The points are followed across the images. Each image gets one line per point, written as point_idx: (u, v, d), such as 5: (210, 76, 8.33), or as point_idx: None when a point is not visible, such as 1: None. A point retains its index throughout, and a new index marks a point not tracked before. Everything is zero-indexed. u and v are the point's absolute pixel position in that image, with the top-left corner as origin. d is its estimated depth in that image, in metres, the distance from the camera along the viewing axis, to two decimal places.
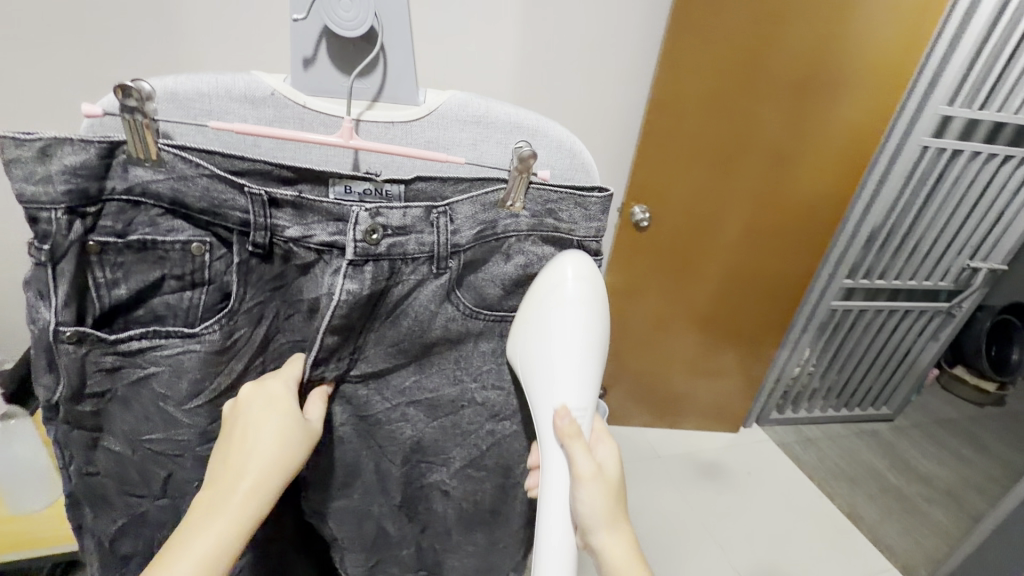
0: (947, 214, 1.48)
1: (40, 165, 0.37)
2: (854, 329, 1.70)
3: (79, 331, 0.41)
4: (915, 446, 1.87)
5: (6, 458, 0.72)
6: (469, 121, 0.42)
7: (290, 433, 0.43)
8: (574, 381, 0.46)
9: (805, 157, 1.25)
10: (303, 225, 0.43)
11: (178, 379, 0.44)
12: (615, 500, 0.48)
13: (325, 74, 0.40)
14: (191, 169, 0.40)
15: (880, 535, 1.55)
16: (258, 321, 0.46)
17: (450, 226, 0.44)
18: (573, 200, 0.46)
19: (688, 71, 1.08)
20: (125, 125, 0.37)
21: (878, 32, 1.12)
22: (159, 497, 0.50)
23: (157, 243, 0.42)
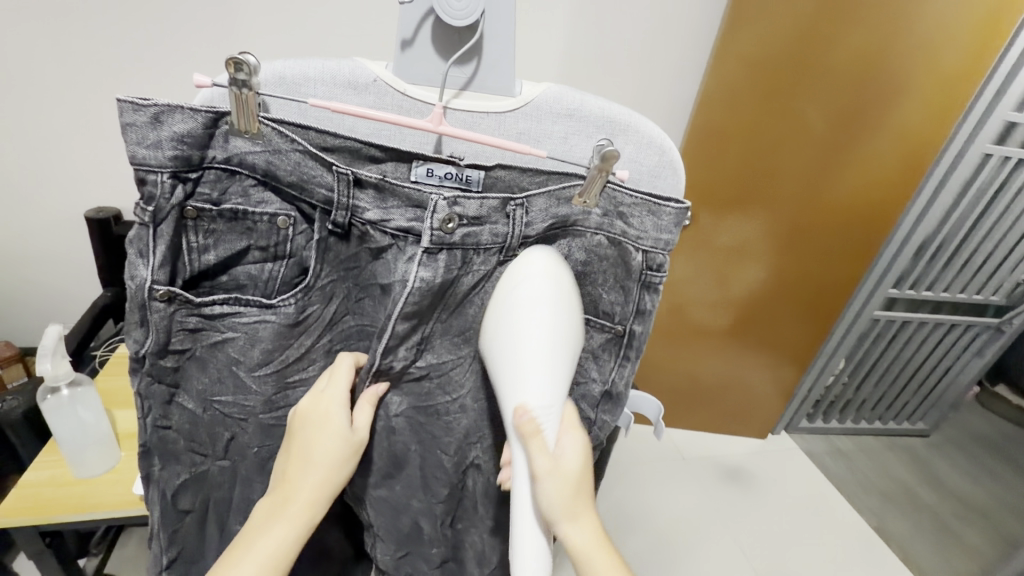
0: (1005, 226, 1.40)
1: (151, 129, 0.38)
2: (894, 341, 1.65)
3: (170, 290, 0.41)
4: (951, 465, 1.80)
5: (73, 424, 0.73)
6: (562, 114, 0.41)
7: (336, 456, 0.44)
8: (534, 376, 0.41)
9: (859, 161, 1.20)
10: (383, 209, 0.43)
11: (252, 347, 0.46)
12: (581, 494, 0.44)
13: (426, 57, 0.39)
14: (286, 144, 0.40)
15: (911, 551, 1.52)
16: (330, 298, 0.48)
17: (524, 217, 0.43)
18: (645, 206, 0.44)
19: (743, 65, 1.05)
20: (231, 99, 0.38)
21: (949, 31, 1.06)
22: (220, 459, 0.51)
23: (247, 214, 0.43)
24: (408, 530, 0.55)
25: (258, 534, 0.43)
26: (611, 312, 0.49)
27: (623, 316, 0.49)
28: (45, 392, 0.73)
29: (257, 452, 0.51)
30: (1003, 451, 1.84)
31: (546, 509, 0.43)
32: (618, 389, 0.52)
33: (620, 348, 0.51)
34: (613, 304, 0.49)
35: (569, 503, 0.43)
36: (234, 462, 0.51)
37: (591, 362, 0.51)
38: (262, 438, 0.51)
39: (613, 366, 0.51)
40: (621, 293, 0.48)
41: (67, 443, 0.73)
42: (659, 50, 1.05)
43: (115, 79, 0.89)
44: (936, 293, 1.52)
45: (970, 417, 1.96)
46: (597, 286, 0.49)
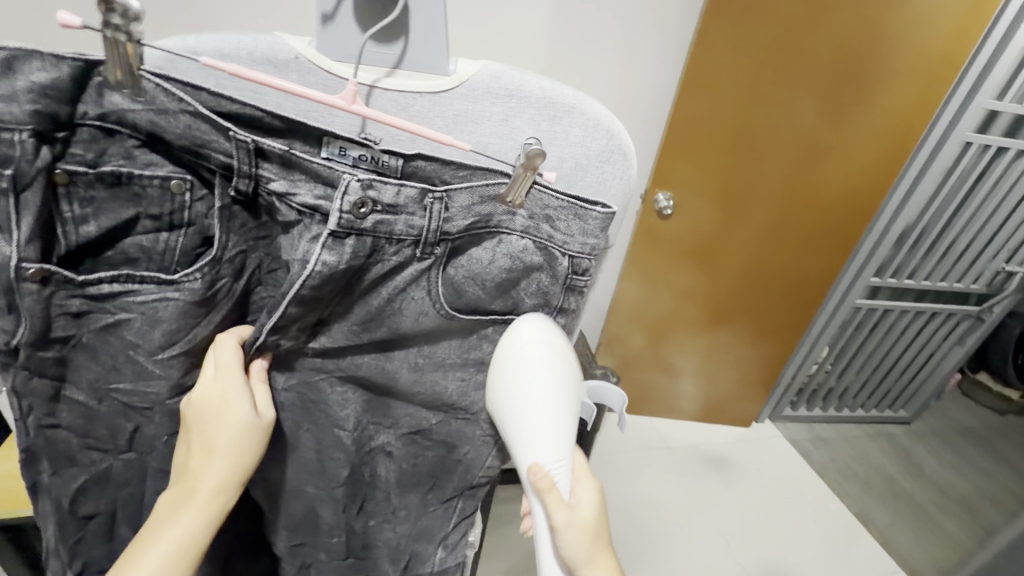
0: (986, 215, 1.41)
1: (4, 79, 0.34)
2: (876, 329, 1.66)
3: (43, 269, 0.38)
4: (931, 453, 1.82)
5: None
6: (501, 94, 0.40)
7: (244, 444, 0.44)
8: (543, 436, 0.43)
9: (839, 148, 1.19)
10: (289, 182, 0.40)
11: (152, 329, 0.42)
12: (598, 547, 0.45)
13: (347, 33, 0.37)
14: (173, 103, 0.37)
15: (889, 536, 1.55)
16: (240, 271, 0.44)
17: (442, 212, 0.41)
18: (571, 210, 0.42)
19: (724, 51, 1.03)
20: (104, 45, 0.33)
21: (932, 16, 1.05)
22: (125, 452, 0.48)
23: (134, 178, 0.40)
24: (302, 518, 0.55)
25: (167, 525, 0.42)
26: (533, 310, 0.47)
27: (545, 317, 0.48)
28: None
29: (167, 442, 0.48)
30: (983, 439, 1.87)
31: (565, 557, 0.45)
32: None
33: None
34: (537, 306, 0.47)
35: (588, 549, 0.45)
36: (141, 454, 0.48)
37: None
38: (173, 425, 0.47)
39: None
40: (545, 297, 0.47)
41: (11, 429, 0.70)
42: (641, 35, 1.03)
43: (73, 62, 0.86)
44: (918, 282, 1.52)
45: (952, 406, 1.98)
46: (520, 289, 0.46)
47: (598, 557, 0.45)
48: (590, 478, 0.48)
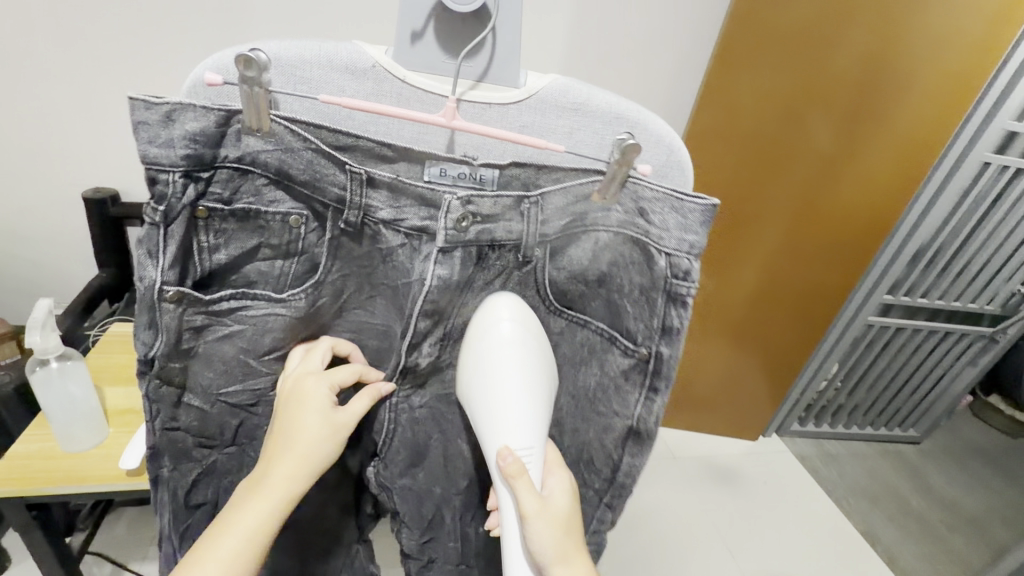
0: (1002, 236, 1.40)
1: (163, 128, 0.37)
2: (888, 347, 1.65)
3: (179, 290, 0.41)
4: (941, 472, 1.81)
5: (66, 400, 0.71)
6: (568, 109, 0.38)
7: (321, 435, 0.45)
8: (513, 424, 0.44)
9: (861, 157, 1.19)
10: (396, 209, 0.42)
11: (261, 335, 0.46)
12: (574, 535, 0.45)
13: (434, 49, 0.37)
14: (298, 142, 0.39)
15: (895, 554, 1.54)
16: (341, 289, 0.47)
17: (538, 217, 0.42)
18: (668, 202, 0.41)
19: (741, 64, 1.04)
20: (242, 97, 0.36)
21: (949, 34, 1.05)
22: (228, 446, 0.53)
23: (260, 213, 0.42)
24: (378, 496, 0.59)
25: (240, 510, 0.43)
26: (634, 332, 0.47)
27: (648, 338, 0.46)
28: (35, 363, 0.70)
29: (265, 432, 0.53)
30: (993, 460, 1.85)
31: (534, 553, 0.44)
32: (647, 425, 0.49)
33: (646, 375, 0.47)
34: (637, 325, 0.46)
35: (560, 542, 0.43)
36: (242, 447, 0.53)
37: (617, 395, 0.49)
38: (232, 414, 0.50)
39: (639, 402, 0.48)
40: (647, 305, 0.45)
41: (56, 417, 0.71)
42: (659, 45, 1.05)
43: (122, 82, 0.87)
44: (931, 301, 1.52)
45: (963, 426, 1.96)
46: (622, 298, 0.47)
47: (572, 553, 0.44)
48: (562, 471, 0.48)
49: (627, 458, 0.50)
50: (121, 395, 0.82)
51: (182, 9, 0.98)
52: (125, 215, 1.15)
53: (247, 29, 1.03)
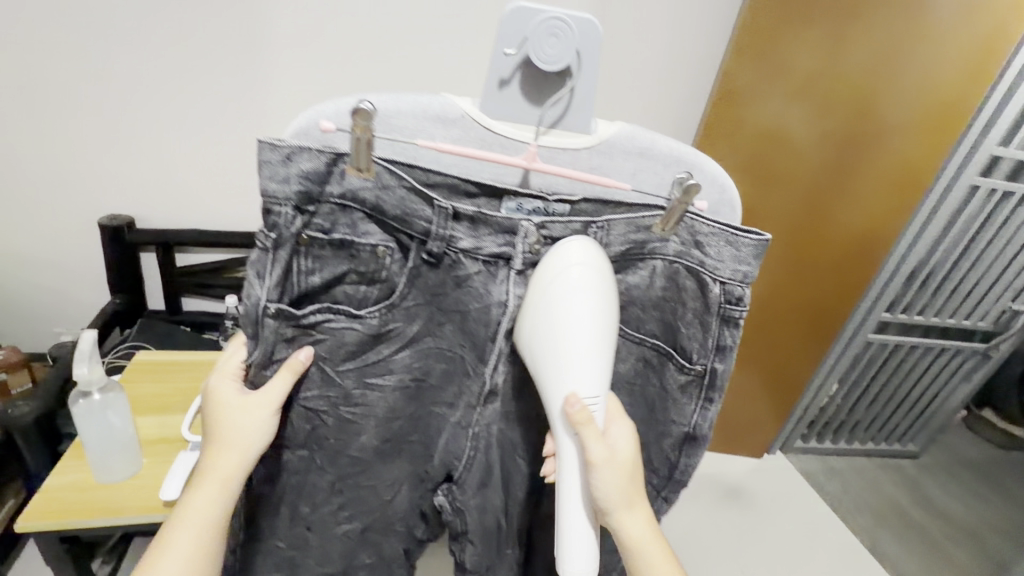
0: (991, 255, 1.46)
1: (282, 166, 0.40)
2: (887, 364, 1.69)
3: (279, 309, 0.44)
4: (941, 487, 1.83)
5: (104, 430, 0.72)
6: (633, 152, 0.42)
7: (244, 450, 0.50)
8: (586, 370, 0.43)
9: (858, 180, 1.24)
10: (476, 239, 0.46)
11: (339, 347, 0.50)
12: (632, 483, 0.48)
13: (517, 99, 0.40)
14: (394, 181, 0.42)
15: (903, 569, 1.55)
16: (412, 318, 0.51)
17: (603, 241, 0.45)
18: (723, 237, 0.44)
19: (748, 88, 1.09)
20: (352, 143, 0.39)
21: (939, 66, 1.12)
22: (300, 448, 0.56)
23: (353, 243, 0.45)
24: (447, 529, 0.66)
25: (184, 512, 0.49)
26: (689, 349, 0.50)
27: (702, 355, 0.49)
28: (76, 395, 0.71)
29: (331, 444, 0.56)
30: (990, 475, 1.88)
31: (599, 497, 0.47)
32: (702, 431, 0.52)
33: (703, 389, 0.51)
34: (692, 343, 0.49)
35: (622, 492, 0.47)
36: (311, 453, 0.56)
37: (673, 407, 0.53)
38: (307, 419, 0.54)
39: (694, 411, 0.52)
40: (700, 328, 0.48)
41: (92, 447, 0.72)
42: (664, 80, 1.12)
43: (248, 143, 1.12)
44: (928, 318, 1.56)
45: (958, 440, 2.00)
46: (678, 320, 0.49)
47: (634, 496, 0.49)
48: (623, 420, 0.50)
49: (685, 460, 0.54)
50: (153, 425, 0.83)
51: (211, 47, 1.02)
52: (140, 240, 1.17)
53: (267, 64, 1.06)
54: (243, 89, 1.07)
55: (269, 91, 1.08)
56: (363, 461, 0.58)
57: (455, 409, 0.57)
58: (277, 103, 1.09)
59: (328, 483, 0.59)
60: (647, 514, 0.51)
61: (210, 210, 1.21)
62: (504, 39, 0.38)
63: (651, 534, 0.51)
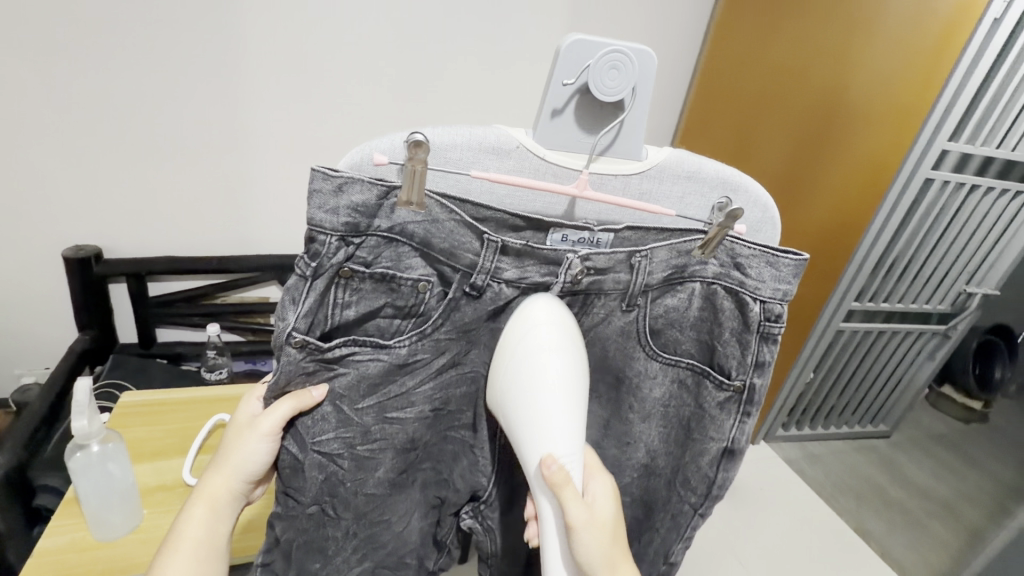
0: (946, 242, 1.55)
1: (333, 196, 0.39)
2: (858, 350, 1.77)
3: (304, 339, 0.42)
4: (913, 463, 1.93)
5: (104, 480, 0.69)
6: (683, 176, 0.43)
7: (244, 470, 0.54)
8: (562, 430, 0.44)
9: (824, 175, 1.28)
10: (520, 269, 0.46)
11: (361, 383, 0.47)
12: (614, 537, 0.49)
13: (571, 128, 0.41)
14: (444, 214, 0.42)
15: (887, 547, 1.61)
16: (441, 350, 0.49)
17: (647, 268, 0.47)
18: (764, 258, 0.46)
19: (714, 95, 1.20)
20: (406, 173, 0.39)
21: (893, 68, 1.16)
22: (311, 505, 0.50)
23: (395, 277, 0.44)
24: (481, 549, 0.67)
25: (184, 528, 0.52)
26: (728, 366, 0.51)
27: (740, 371, 0.51)
28: (73, 448, 0.69)
29: (348, 488, 0.51)
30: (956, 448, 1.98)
31: (580, 558, 0.47)
32: (740, 445, 0.54)
33: (741, 404, 0.52)
34: (731, 360, 0.51)
35: (606, 551, 0.47)
36: (324, 505, 0.51)
37: (711, 422, 0.54)
38: (320, 468, 0.49)
39: (732, 424, 0.53)
40: (739, 346, 0.50)
41: (90, 500, 0.68)
42: None
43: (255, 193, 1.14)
44: (891, 304, 1.65)
45: (925, 418, 2.11)
46: (716, 339, 0.51)
47: (616, 553, 0.48)
48: (602, 476, 0.52)
49: (722, 474, 0.55)
50: (150, 472, 0.78)
51: (180, 68, 0.98)
52: (110, 272, 1.11)
53: (239, 82, 1.02)
54: (219, 108, 1.04)
55: (250, 109, 1.05)
56: (379, 501, 0.54)
57: (474, 431, 0.57)
58: (256, 121, 1.07)
59: (346, 530, 0.53)
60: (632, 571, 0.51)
61: (184, 236, 1.15)
62: (564, 70, 0.39)
63: None
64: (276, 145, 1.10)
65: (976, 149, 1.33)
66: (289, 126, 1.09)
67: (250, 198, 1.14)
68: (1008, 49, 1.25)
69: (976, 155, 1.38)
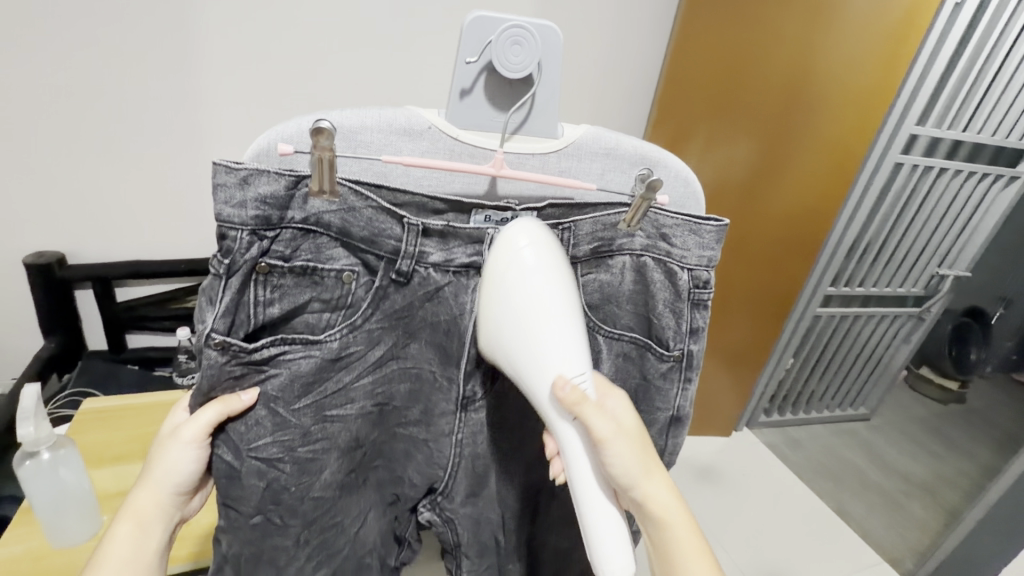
0: (918, 225, 1.57)
1: (238, 190, 0.39)
2: (836, 335, 1.78)
3: (225, 340, 0.42)
4: (890, 444, 1.96)
5: (56, 488, 0.68)
6: (600, 153, 0.44)
7: (177, 480, 0.53)
8: (566, 349, 0.44)
9: (791, 163, 1.29)
10: (446, 251, 0.46)
11: (294, 383, 0.46)
12: (647, 446, 0.50)
13: (482, 108, 0.42)
14: (360, 202, 0.42)
15: (868, 528, 1.62)
16: (375, 342, 0.48)
17: (572, 241, 0.47)
18: (687, 226, 0.48)
19: (694, 86, 1.16)
20: (315, 164, 0.39)
21: (853, 59, 1.19)
22: (254, 515, 0.49)
23: (317, 269, 0.44)
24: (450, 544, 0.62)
25: (114, 541, 0.51)
26: (665, 337, 0.52)
27: (678, 341, 0.52)
28: (22, 456, 0.68)
29: (292, 493, 0.50)
30: (934, 428, 2.00)
31: (615, 474, 0.47)
32: (685, 412, 0.55)
33: (683, 370, 0.53)
34: (667, 331, 0.52)
35: (642, 459, 0.48)
36: (268, 515, 0.50)
37: (656, 394, 0.54)
38: (260, 475, 0.48)
39: (676, 393, 0.54)
40: (674, 316, 0.51)
41: (44, 508, 0.68)
42: (608, 81, 1.21)
43: (218, 192, 1.13)
44: (866, 288, 1.66)
45: (905, 401, 2.13)
46: (651, 310, 0.52)
47: (651, 462, 0.49)
48: (616, 391, 0.50)
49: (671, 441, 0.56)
50: (108, 477, 0.77)
51: (136, 66, 0.97)
52: (74, 277, 1.09)
53: (197, 78, 1.01)
54: (176, 108, 1.02)
55: (208, 109, 1.04)
56: (329, 504, 0.53)
57: (425, 426, 0.56)
58: (217, 120, 1.05)
59: (296, 537, 0.52)
60: (670, 483, 0.51)
61: (148, 239, 1.14)
62: (466, 49, 0.40)
63: (674, 498, 0.51)
64: (239, 144, 1.09)
65: (942, 133, 1.35)
66: (250, 126, 1.07)
67: (215, 198, 1.13)
68: (966, 35, 1.27)
69: (943, 138, 1.40)
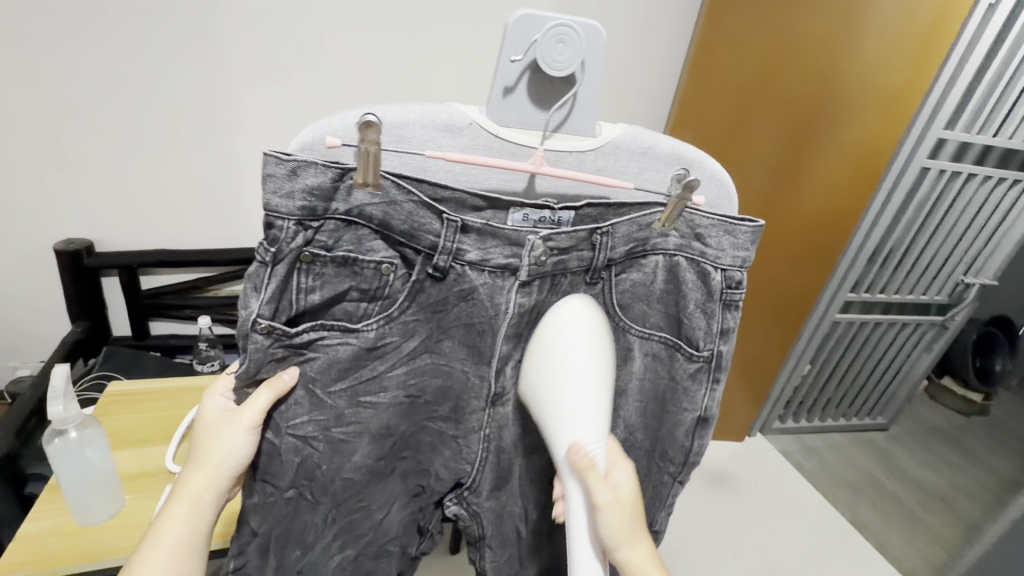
0: (944, 232, 1.53)
1: (287, 181, 0.39)
2: (855, 342, 1.75)
3: (270, 324, 0.43)
4: (908, 455, 1.92)
5: (84, 468, 0.70)
6: (638, 152, 0.44)
7: (221, 466, 0.51)
8: (583, 419, 0.46)
9: (815, 167, 1.27)
10: (483, 250, 0.46)
11: (332, 366, 0.47)
12: (639, 524, 0.49)
13: (524, 105, 0.42)
14: (402, 196, 0.42)
15: (883, 539, 1.59)
16: (409, 333, 0.49)
17: (609, 244, 0.47)
18: (722, 227, 0.48)
19: (725, 80, 1.13)
20: (361, 157, 0.40)
21: (885, 60, 1.17)
22: (289, 490, 0.51)
23: (357, 260, 0.44)
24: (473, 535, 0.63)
25: (164, 527, 0.50)
26: (695, 337, 0.52)
27: (707, 341, 0.51)
28: (51, 435, 0.70)
29: (324, 471, 0.51)
30: (953, 439, 1.96)
31: (604, 538, 0.47)
32: (712, 412, 0.54)
33: (711, 372, 0.53)
34: (697, 330, 0.51)
35: (626, 530, 0.48)
36: (301, 490, 0.51)
37: (684, 394, 0.54)
38: (296, 451, 0.49)
39: (704, 394, 0.53)
40: (705, 316, 0.51)
41: (71, 486, 0.69)
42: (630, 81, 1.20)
43: (242, 184, 1.14)
44: (888, 295, 1.63)
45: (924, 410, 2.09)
46: (682, 311, 0.51)
47: (637, 536, 0.48)
48: (625, 462, 0.51)
49: (698, 442, 0.55)
50: (132, 458, 0.79)
51: (167, 61, 0.99)
52: (103, 266, 1.12)
53: (225, 72, 1.02)
54: (204, 102, 1.04)
55: (233, 103, 1.05)
56: (358, 487, 0.54)
57: (455, 422, 0.56)
58: (242, 113, 1.06)
59: (323, 515, 0.54)
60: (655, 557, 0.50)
61: (175, 230, 1.16)
62: (511, 46, 0.40)
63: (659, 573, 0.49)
64: (263, 137, 1.10)
65: (972, 138, 1.32)
66: (273, 120, 1.08)
67: (239, 190, 1.15)
68: (1001, 37, 1.23)
69: (974, 143, 1.36)
